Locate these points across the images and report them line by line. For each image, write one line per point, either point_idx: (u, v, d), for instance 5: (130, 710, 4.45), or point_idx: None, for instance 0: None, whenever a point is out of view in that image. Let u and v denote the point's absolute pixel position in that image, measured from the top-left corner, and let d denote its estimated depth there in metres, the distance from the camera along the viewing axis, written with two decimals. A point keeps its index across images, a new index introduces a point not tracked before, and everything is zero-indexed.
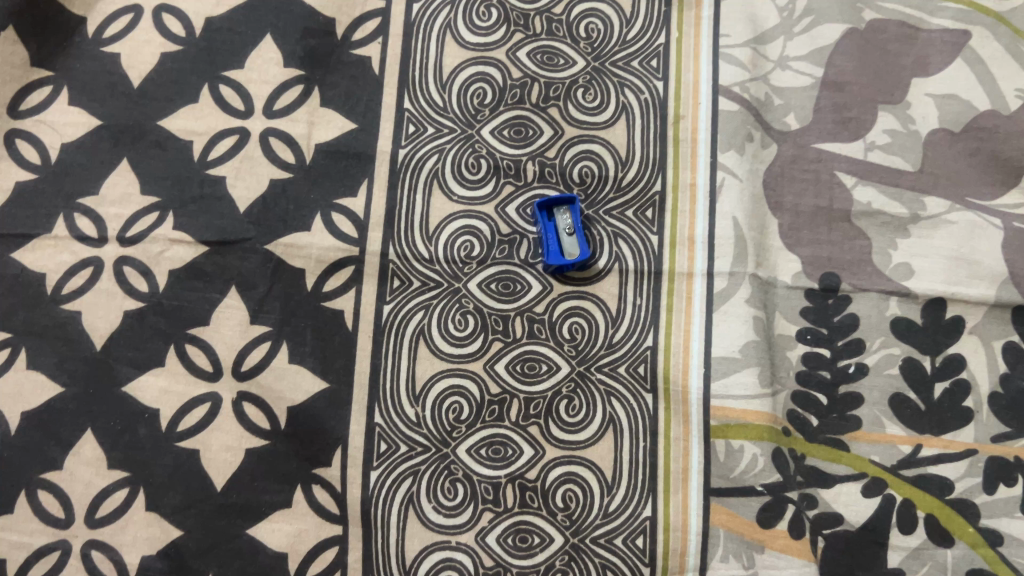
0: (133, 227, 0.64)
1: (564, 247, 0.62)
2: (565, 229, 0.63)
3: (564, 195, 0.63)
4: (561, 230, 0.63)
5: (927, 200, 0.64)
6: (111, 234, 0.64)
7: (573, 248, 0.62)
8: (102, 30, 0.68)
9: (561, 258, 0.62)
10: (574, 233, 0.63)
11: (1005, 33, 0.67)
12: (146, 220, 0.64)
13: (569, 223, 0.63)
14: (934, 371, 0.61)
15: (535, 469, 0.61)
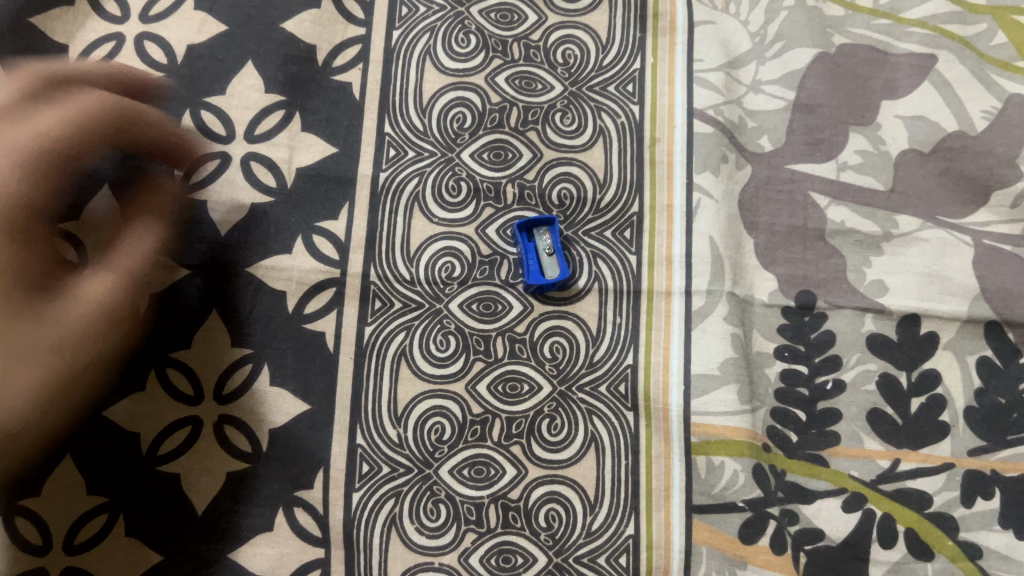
0: (121, 247, 0.62)
1: (545, 267, 0.63)
2: (545, 248, 0.64)
3: (543, 216, 0.65)
4: (541, 250, 0.64)
5: (899, 219, 0.66)
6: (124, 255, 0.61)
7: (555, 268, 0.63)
8: (84, 57, 0.69)
9: (541, 278, 0.62)
10: (553, 252, 0.63)
11: (970, 56, 0.69)
12: (160, 231, 0.62)
13: (549, 243, 0.64)
14: (910, 387, 0.62)
15: (518, 488, 0.61)
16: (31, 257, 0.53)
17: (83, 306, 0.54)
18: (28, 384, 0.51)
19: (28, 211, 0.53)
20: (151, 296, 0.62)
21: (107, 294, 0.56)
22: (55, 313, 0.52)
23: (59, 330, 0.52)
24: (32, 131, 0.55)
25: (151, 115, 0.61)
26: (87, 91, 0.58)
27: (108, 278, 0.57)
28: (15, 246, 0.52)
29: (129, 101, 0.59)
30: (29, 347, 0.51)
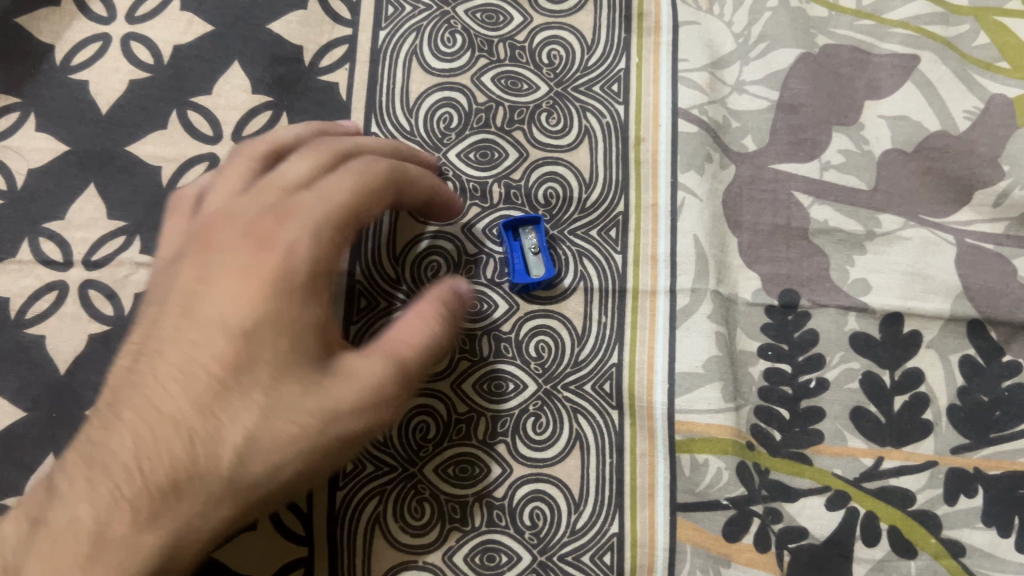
0: None
1: (530, 266, 0.63)
2: (531, 246, 0.64)
3: (529, 215, 0.65)
4: (526, 249, 0.64)
5: (881, 218, 0.66)
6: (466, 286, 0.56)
7: (540, 266, 0.63)
8: (71, 58, 0.70)
9: (527, 276, 0.63)
10: (539, 251, 0.64)
11: (953, 57, 0.70)
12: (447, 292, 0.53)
13: (535, 241, 0.64)
14: (894, 385, 0.63)
15: (502, 487, 0.61)
16: (324, 319, 0.47)
17: (391, 366, 0.48)
18: (277, 454, 0.45)
19: (315, 277, 0.47)
20: (434, 335, 0.50)
21: (421, 349, 0.50)
22: (344, 372, 0.47)
23: (361, 388, 0.47)
24: (323, 199, 0.50)
25: (416, 177, 0.57)
26: (380, 162, 0.54)
27: (415, 326, 0.50)
28: (305, 307, 0.46)
29: (406, 167, 0.56)
30: (314, 397, 0.45)
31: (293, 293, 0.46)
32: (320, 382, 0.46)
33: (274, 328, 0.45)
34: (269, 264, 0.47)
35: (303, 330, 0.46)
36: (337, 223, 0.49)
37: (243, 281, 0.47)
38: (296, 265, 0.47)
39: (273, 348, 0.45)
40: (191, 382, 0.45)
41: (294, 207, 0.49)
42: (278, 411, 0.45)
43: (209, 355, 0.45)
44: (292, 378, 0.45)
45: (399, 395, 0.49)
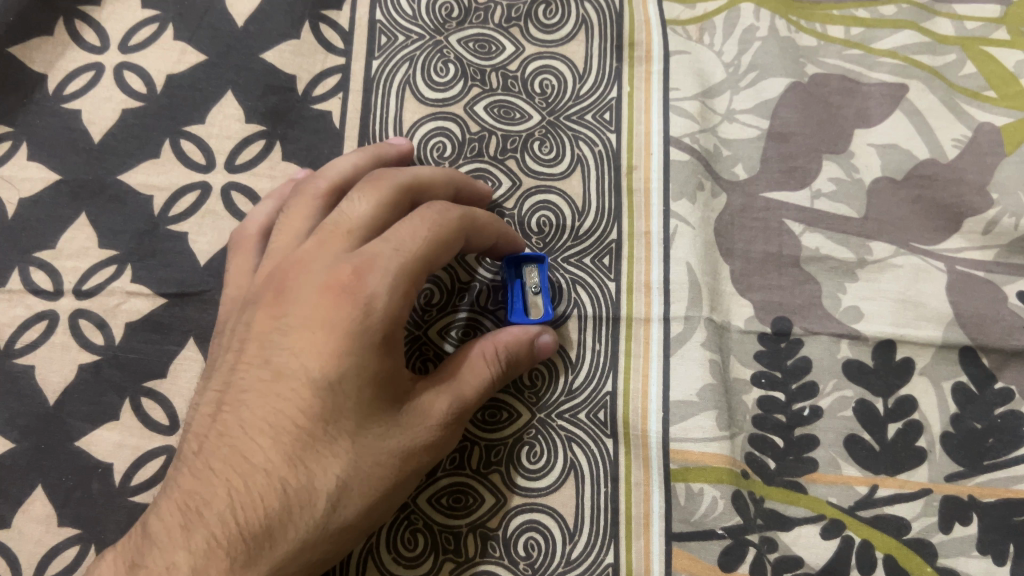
0: None
1: (529, 308, 0.62)
2: (531, 286, 0.62)
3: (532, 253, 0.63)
4: (527, 289, 0.62)
5: (873, 245, 0.66)
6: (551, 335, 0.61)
7: (540, 308, 0.62)
8: (63, 87, 0.70)
9: (527, 319, 0.62)
10: (541, 292, 0.62)
11: (940, 86, 0.71)
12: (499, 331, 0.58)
13: (536, 281, 0.62)
14: (887, 413, 0.63)
15: (497, 517, 0.61)
16: (397, 365, 0.50)
17: (453, 404, 0.53)
18: (362, 496, 0.49)
19: (395, 329, 0.49)
20: (489, 375, 0.56)
21: (480, 389, 0.55)
22: (416, 417, 0.51)
23: (427, 429, 0.51)
24: (396, 248, 0.50)
25: (483, 228, 0.57)
26: (450, 209, 0.54)
27: (474, 368, 0.55)
28: (386, 358, 0.49)
29: (474, 214, 0.56)
30: (393, 442, 0.50)
31: (378, 348, 0.48)
32: (399, 425, 0.50)
33: (359, 381, 0.48)
34: (356, 322, 0.48)
35: (381, 379, 0.49)
36: (416, 281, 0.50)
37: (326, 335, 0.48)
38: (381, 322, 0.48)
39: (357, 402, 0.48)
40: (278, 433, 0.48)
41: (370, 254, 0.50)
42: (363, 459, 0.49)
43: (292, 404, 0.48)
44: (375, 425, 0.49)
45: (456, 427, 0.54)
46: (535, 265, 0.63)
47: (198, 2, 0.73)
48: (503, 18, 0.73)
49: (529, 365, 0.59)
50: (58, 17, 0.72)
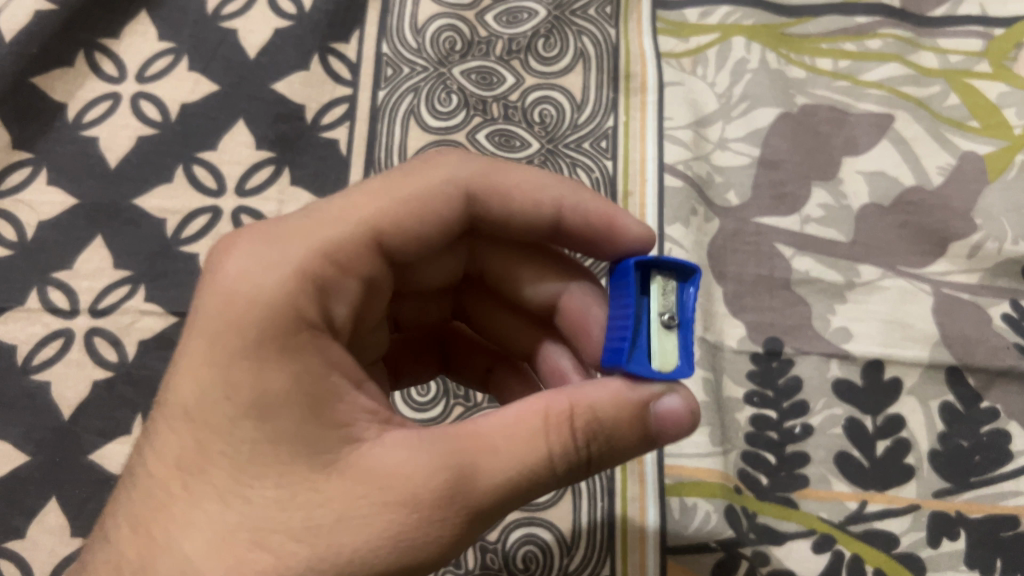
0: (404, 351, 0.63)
1: (656, 346, 0.39)
2: (662, 312, 0.39)
3: (672, 262, 0.41)
4: (656, 314, 0.39)
5: (861, 268, 0.69)
6: (682, 393, 0.40)
7: (669, 354, 0.39)
8: (82, 116, 0.73)
9: (647, 368, 0.38)
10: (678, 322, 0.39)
11: (926, 116, 0.73)
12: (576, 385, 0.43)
13: (672, 306, 0.40)
14: (876, 430, 0.64)
15: (496, 530, 0.62)
16: (315, 391, 0.39)
17: (430, 470, 0.37)
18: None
19: (294, 325, 0.39)
20: (547, 442, 0.38)
21: (501, 453, 0.38)
22: (344, 475, 0.37)
23: (357, 496, 0.37)
24: (304, 219, 0.44)
25: (506, 193, 0.50)
26: (443, 166, 0.49)
27: (508, 424, 0.38)
28: (274, 373, 0.38)
29: (490, 176, 0.49)
30: (293, 507, 0.37)
31: (260, 357, 0.38)
32: (314, 485, 0.37)
33: (237, 414, 0.38)
34: (225, 314, 0.39)
35: (269, 405, 0.38)
36: (338, 247, 0.43)
37: (196, 344, 0.39)
38: (259, 310, 0.39)
39: (235, 443, 0.38)
40: (144, 489, 0.38)
41: (307, 207, 0.45)
42: (238, 529, 0.36)
43: (165, 454, 0.39)
44: (267, 479, 0.37)
45: (429, 507, 0.36)
46: (675, 284, 0.40)
47: (211, 36, 0.76)
48: (503, 51, 0.76)
49: (632, 433, 0.40)
50: (76, 48, 0.75)
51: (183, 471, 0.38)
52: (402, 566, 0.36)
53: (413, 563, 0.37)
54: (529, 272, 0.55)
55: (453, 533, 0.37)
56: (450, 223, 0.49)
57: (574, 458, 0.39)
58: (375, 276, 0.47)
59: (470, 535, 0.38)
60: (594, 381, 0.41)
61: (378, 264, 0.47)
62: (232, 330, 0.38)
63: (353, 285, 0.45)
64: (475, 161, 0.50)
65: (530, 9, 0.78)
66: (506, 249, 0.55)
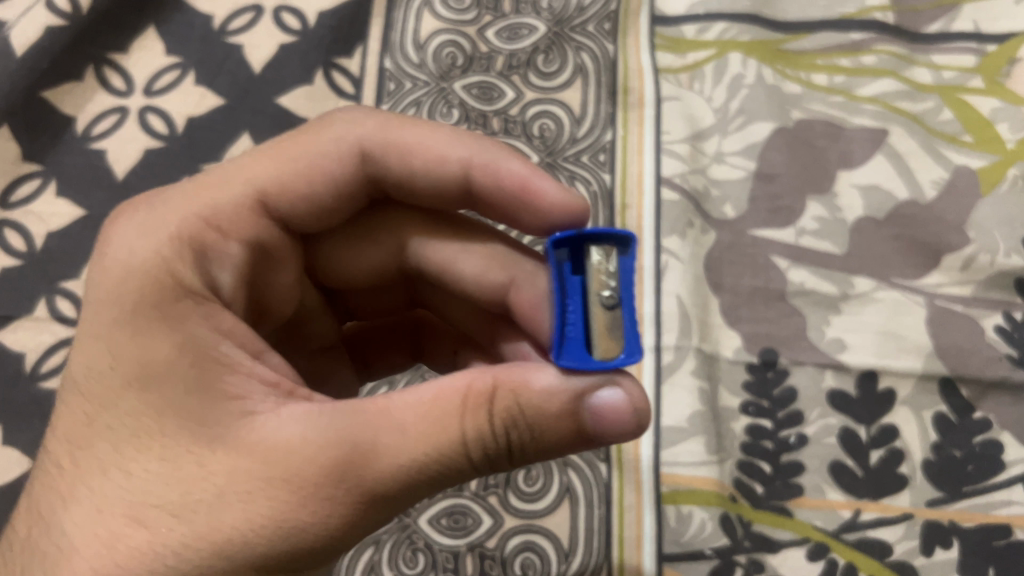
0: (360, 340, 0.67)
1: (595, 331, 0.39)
2: (601, 292, 0.39)
3: (608, 231, 0.40)
4: (592, 293, 0.39)
5: (855, 280, 0.69)
6: (626, 390, 0.41)
7: (610, 339, 0.39)
8: (91, 128, 0.75)
9: (585, 357, 0.39)
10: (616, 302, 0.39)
11: (920, 130, 0.73)
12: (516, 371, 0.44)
13: (612, 283, 0.39)
14: (870, 439, 0.65)
15: (494, 537, 0.63)
16: (197, 356, 0.42)
17: (320, 444, 0.39)
18: (104, 566, 0.37)
19: (173, 288, 0.44)
20: (463, 422, 0.40)
21: (406, 432, 0.40)
22: (227, 451, 0.39)
23: (238, 471, 0.39)
24: (192, 191, 0.48)
25: (406, 150, 0.52)
26: (339, 128, 0.52)
27: (420, 403, 0.41)
28: (160, 344, 0.42)
29: (388, 135, 0.52)
30: (175, 482, 0.39)
31: (140, 325, 0.42)
32: (198, 460, 0.39)
33: (126, 386, 0.41)
34: (107, 279, 0.44)
35: (154, 376, 0.41)
36: (218, 213, 0.48)
37: (92, 318, 0.44)
38: (132, 275, 0.44)
39: (125, 416, 0.41)
40: (50, 466, 0.42)
41: (200, 179, 0.50)
42: (121, 502, 0.39)
43: (65, 432, 0.42)
44: (150, 453, 0.40)
45: (316, 484, 0.39)
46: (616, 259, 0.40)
47: (217, 50, 0.78)
48: (504, 66, 0.78)
49: (565, 423, 0.41)
50: (85, 62, 0.77)
51: (75, 450, 0.41)
52: (286, 546, 0.38)
53: (298, 541, 0.39)
54: (459, 246, 0.56)
55: (344, 508, 0.39)
56: (346, 186, 0.52)
57: (491, 443, 0.41)
58: (268, 242, 0.51)
59: (370, 517, 0.40)
60: (535, 368, 0.41)
61: (270, 231, 0.51)
62: (113, 295, 0.43)
63: (241, 250, 0.49)
64: (375, 119, 0.52)
65: (530, 25, 0.79)
66: (428, 220, 0.57)
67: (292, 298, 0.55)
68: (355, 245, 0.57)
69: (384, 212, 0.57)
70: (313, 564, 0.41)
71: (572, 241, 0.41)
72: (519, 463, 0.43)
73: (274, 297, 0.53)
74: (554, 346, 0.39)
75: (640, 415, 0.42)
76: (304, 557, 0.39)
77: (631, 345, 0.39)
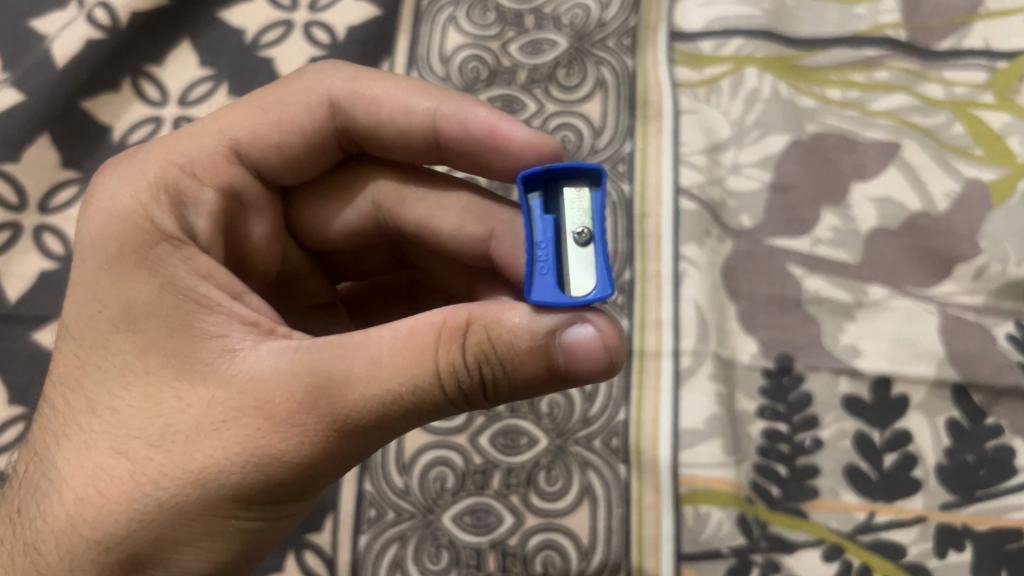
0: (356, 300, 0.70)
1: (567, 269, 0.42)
2: (575, 232, 0.43)
3: (581, 168, 0.43)
4: (566, 233, 0.43)
5: (869, 288, 0.71)
6: (597, 327, 0.42)
7: (583, 276, 0.42)
8: (127, 137, 0.78)
9: (558, 292, 0.41)
10: (587, 239, 0.42)
11: (932, 144, 0.75)
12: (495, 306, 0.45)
13: (586, 222, 0.43)
14: (884, 443, 0.66)
15: (516, 535, 0.65)
16: (178, 298, 0.44)
17: (289, 377, 0.41)
18: (91, 494, 0.41)
19: (151, 233, 0.45)
20: (436, 356, 0.41)
21: (375, 364, 0.41)
22: (206, 386, 0.42)
23: (215, 405, 0.41)
24: (168, 141, 0.51)
25: (374, 100, 0.54)
26: (308, 80, 0.55)
27: (392, 336, 0.42)
28: (142, 287, 0.44)
29: (356, 85, 0.55)
30: (155, 415, 0.42)
31: (120, 268, 0.44)
32: (178, 396, 0.42)
33: (112, 327, 0.43)
34: (90, 226, 0.46)
35: (138, 318, 0.43)
36: (195, 161, 0.50)
37: (80, 262, 0.46)
38: (113, 220, 0.45)
39: (112, 357, 0.43)
40: (49, 407, 0.45)
41: (175, 131, 0.52)
42: (105, 436, 0.42)
43: (59, 373, 0.45)
44: (133, 390, 0.42)
45: (286, 413, 0.41)
46: (587, 199, 0.44)
47: (250, 64, 0.80)
48: (526, 80, 0.80)
49: (538, 359, 0.41)
50: (124, 74, 0.80)
51: (68, 389, 0.44)
52: (261, 474, 0.41)
53: (272, 468, 0.41)
54: (434, 199, 0.58)
55: (314, 437, 0.41)
56: (315, 135, 0.54)
57: (465, 376, 0.41)
58: (243, 190, 0.53)
59: (343, 450, 0.42)
60: (513, 305, 0.42)
61: (245, 179, 0.53)
62: (94, 243, 0.45)
63: (217, 196, 0.50)
64: (344, 73, 0.55)
65: (552, 40, 0.82)
66: (399, 176, 0.59)
67: (266, 251, 0.56)
68: (330, 201, 0.60)
69: (359, 168, 0.60)
70: (289, 494, 0.43)
71: (543, 181, 0.44)
72: (498, 399, 0.44)
73: (253, 248, 0.55)
74: (527, 280, 0.41)
75: (612, 354, 0.42)
76: (278, 485, 0.42)
77: (603, 280, 0.41)
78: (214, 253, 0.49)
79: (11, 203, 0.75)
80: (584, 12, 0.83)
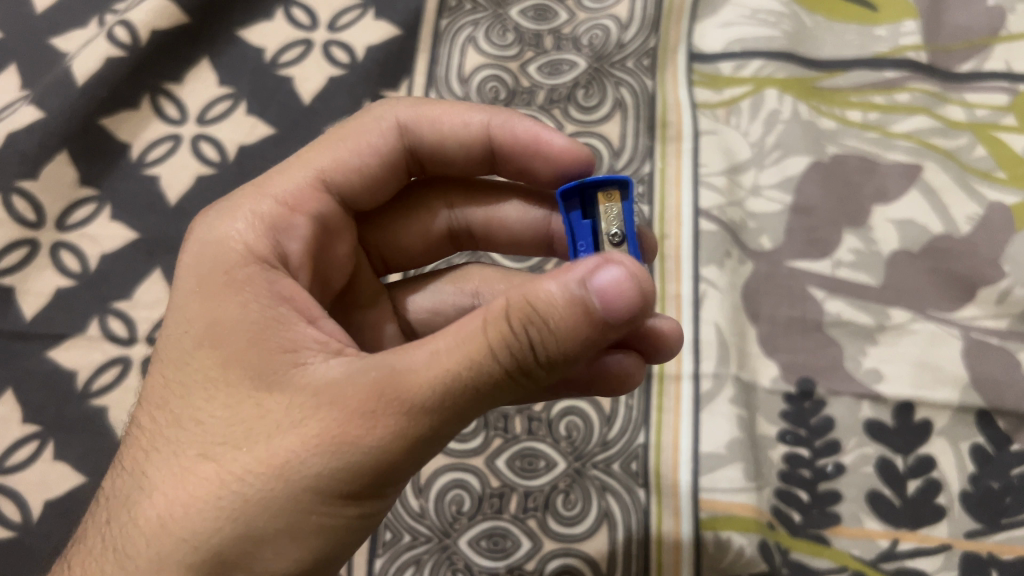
0: None
1: None
2: (608, 234, 0.48)
3: (607, 177, 0.48)
4: (600, 234, 0.48)
5: (892, 312, 0.70)
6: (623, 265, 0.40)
7: None
8: (146, 155, 0.78)
9: None
10: (619, 240, 0.48)
11: (954, 167, 0.74)
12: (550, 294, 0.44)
13: (617, 223, 0.48)
14: (907, 470, 0.65)
15: (534, 560, 0.64)
16: (258, 312, 0.45)
17: (360, 374, 0.41)
18: (178, 497, 0.41)
19: (243, 258, 0.48)
20: (485, 335, 0.40)
21: (437, 352, 0.40)
22: (284, 391, 0.42)
23: (293, 406, 0.41)
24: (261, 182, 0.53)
25: (437, 118, 0.57)
26: (375, 112, 0.57)
27: (447, 331, 0.41)
28: (226, 307, 0.45)
29: (419, 109, 0.57)
30: (238, 421, 0.42)
31: (209, 290, 0.46)
32: (257, 402, 0.42)
33: (198, 345, 0.45)
34: (188, 255, 0.49)
35: (222, 334, 0.44)
36: (288, 193, 0.53)
37: (174, 291, 0.48)
38: (207, 246, 0.49)
39: (197, 372, 0.44)
40: (137, 430, 0.45)
41: (267, 172, 0.55)
42: (191, 444, 0.42)
43: (148, 397, 0.46)
44: (217, 400, 0.43)
45: (360, 406, 0.40)
46: (617, 204, 0.48)
47: (269, 82, 0.81)
48: (545, 100, 0.80)
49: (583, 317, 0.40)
50: (142, 92, 0.80)
51: (155, 408, 0.45)
52: (339, 465, 0.40)
53: (351, 460, 0.40)
54: (495, 205, 0.62)
55: (391, 426, 0.40)
56: (391, 158, 0.57)
57: (516, 347, 0.40)
58: (328, 215, 0.54)
59: (419, 439, 0.40)
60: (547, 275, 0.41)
61: (334, 208, 0.55)
62: (188, 269, 0.48)
63: (309, 222, 0.52)
64: (405, 103, 0.58)
65: (571, 61, 0.82)
66: (464, 190, 0.63)
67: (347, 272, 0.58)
68: (402, 222, 0.63)
69: (427, 189, 0.63)
70: (375, 488, 0.41)
71: (580, 191, 0.49)
72: (558, 372, 0.42)
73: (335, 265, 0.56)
74: None
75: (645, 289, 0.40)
76: (359, 478, 0.40)
77: None
78: (303, 276, 0.51)
79: (29, 219, 0.75)
80: (603, 33, 0.83)
